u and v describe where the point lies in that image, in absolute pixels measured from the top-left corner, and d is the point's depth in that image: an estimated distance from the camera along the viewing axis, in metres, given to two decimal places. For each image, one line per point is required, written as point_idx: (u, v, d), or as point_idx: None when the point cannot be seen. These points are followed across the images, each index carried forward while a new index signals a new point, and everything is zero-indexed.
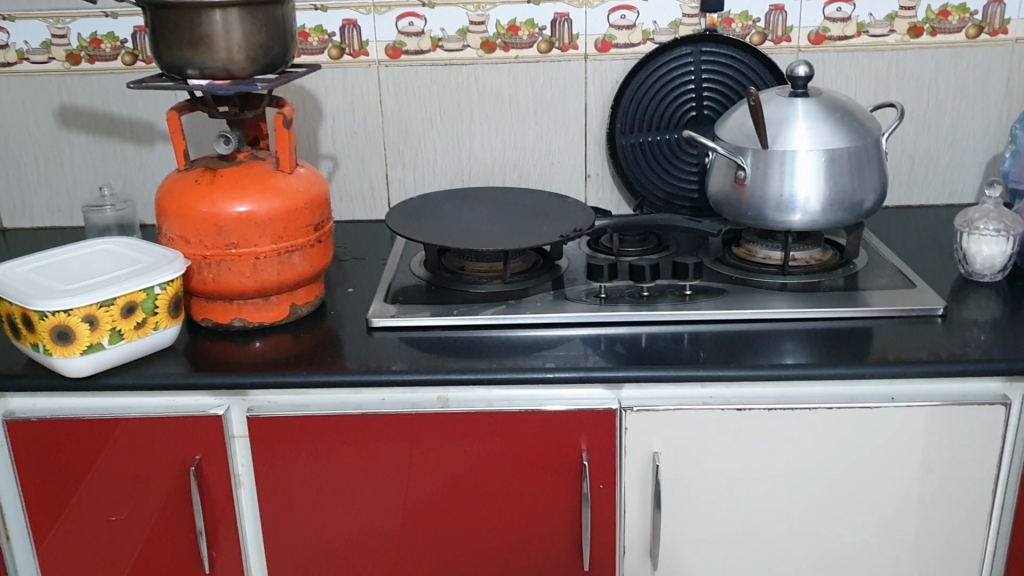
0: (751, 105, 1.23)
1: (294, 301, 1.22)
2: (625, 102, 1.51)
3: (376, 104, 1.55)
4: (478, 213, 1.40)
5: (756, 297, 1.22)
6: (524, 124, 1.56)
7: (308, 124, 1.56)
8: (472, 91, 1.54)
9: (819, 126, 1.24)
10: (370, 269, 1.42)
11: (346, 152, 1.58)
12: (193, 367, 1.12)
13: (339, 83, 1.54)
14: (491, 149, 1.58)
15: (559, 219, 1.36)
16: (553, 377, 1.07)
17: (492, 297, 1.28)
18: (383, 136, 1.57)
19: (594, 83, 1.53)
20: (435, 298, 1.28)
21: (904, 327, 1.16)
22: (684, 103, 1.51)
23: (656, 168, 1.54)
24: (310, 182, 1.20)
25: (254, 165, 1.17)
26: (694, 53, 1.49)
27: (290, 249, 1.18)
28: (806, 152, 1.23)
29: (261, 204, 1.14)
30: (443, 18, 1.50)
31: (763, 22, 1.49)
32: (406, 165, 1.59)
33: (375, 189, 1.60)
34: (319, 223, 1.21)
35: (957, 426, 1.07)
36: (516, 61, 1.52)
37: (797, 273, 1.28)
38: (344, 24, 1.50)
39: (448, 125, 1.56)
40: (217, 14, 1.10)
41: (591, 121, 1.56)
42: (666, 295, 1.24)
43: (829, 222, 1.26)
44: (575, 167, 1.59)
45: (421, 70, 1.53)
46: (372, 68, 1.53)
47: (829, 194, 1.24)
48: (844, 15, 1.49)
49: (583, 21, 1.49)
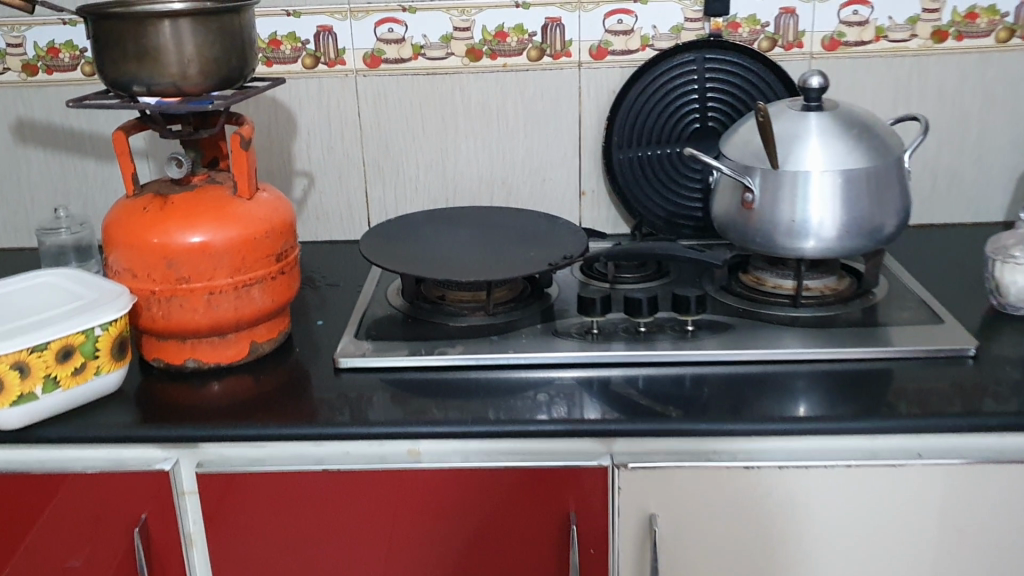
0: (758, 122, 1.11)
1: (254, 339, 1.11)
2: (622, 114, 1.40)
3: (354, 117, 1.44)
4: (461, 236, 1.28)
5: (764, 335, 1.11)
6: (513, 137, 1.44)
7: (282, 139, 1.46)
8: (456, 103, 1.43)
9: (834, 144, 1.13)
10: (345, 298, 1.31)
11: (323, 168, 1.47)
12: (141, 415, 1.02)
13: (314, 95, 1.43)
14: (478, 165, 1.46)
15: (549, 244, 1.24)
16: (536, 431, 0.97)
17: (476, 332, 1.17)
18: (362, 152, 1.46)
19: (589, 93, 1.42)
20: (412, 332, 1.17)
21: (931, 370, 1.05)
22: (687, 114, 1.39)
23: (656, 185, 1.42)
24: (272, 209, 1.09)
25: (209, 190, 1.06)
26: (698, 61, 1.37)
27: (249, 283, 1.06)
28: (821, 172, 1.12)
29: (215, 234, 1.03)
30: (425, 24, 1.39)
31: (772, 27, 1.38)
32: (386, 182, 1.48)
33: (354, 208, 1.50)
34: (282, 252, 1.09)
35: (990, 486, 0.95)
36: (504, 69, 1.40)
37: (811, 306, 1.17)
38: (319, 31, 1.39)
39: (431, 139, 1.45)
40: (167, 24, 0.98)
41: (585, 134, 1.44)
42: (666, 330, 1.13)
43: (844, 248, 1.15)
44: (569, 183, 1.47)
45: (401, 80, 1.42)
46: (349, 78, 1.42)
47: (845, 218, 1.13)
48: (861, 18, 1.37)
49: (577, 26, 1.38)
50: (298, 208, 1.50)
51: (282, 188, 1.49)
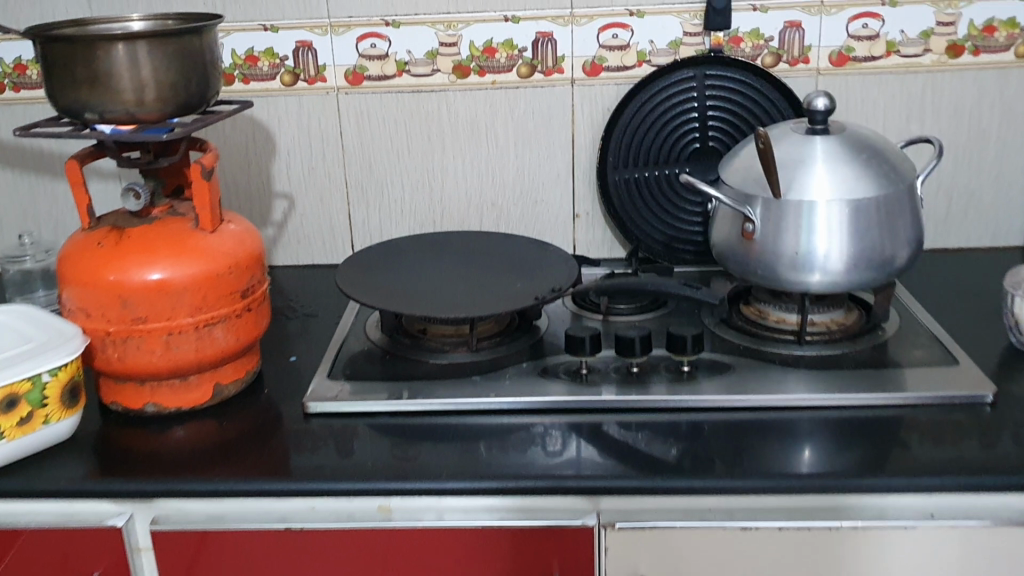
0: (759, 148, 1.04)
1: (218, 380, 1.04)
2: (618, 133, 1.32)
3: (336, 136, 1.37)
4: (445, 266, 1.21)
5: (765, 378, 1.03)
6: (503, 158, 1.37)
7: (260, 160, 1.38)
8: (443, 121, 1.35)
9: (841, 171, 1.05)
10: (323, 331, 1.24)
11: (304, 189, 1.40)
12: (93, 467, 0.95)
13: (293, 113, 1.36)
14: (467, 186, 1.39)
15: (538, 274, 1.17)
16: (518, 487, 0.89)
17: (457, 371, 1.09)
18: (345, 172, 1.39)
19: (583, 112, 1.34)
20: (390, 371, 1.10)
21: (946, 419, 0.97)
22: (687, 133, 1.32)
23: (654, 208, 1.34)
24: (237, 241, 1.02)
25: (169, 223, 0.99)
26: (697, 77, 1.29)
27: (211, 322, 0.99)
28: (827, 202, 1.04)
29: (173, 270, 0.96)
30: (410, 39, 1.31)
31: (776, 41, 1.30)
32: (370, 205, 1.40)
33: (336, 231, 1.42)
34: (248, 288, 1.02)
35: (1010, 550, 0.88)
36: (493, 87, 1.33)
37: (816, 344, 1.10)
38: (298, 46, 1.32)
39: (417, 159, 1.38)
40: (120, 48, 0.90)
41: (579, 154, 1.37)
42: (661, 371, 1.06)
43: (852, 283, 1.07)
44: (562, 205, 1.39)
45: (385, 97, 1.34)
46: (330, 95, 1.34)
47: (853, 250, 1.05)
48: (871, 32, 1.29)
49: (570, 41, 1.30)
50: (278, 231, 1.43)
51: (262, 210, 1.41)
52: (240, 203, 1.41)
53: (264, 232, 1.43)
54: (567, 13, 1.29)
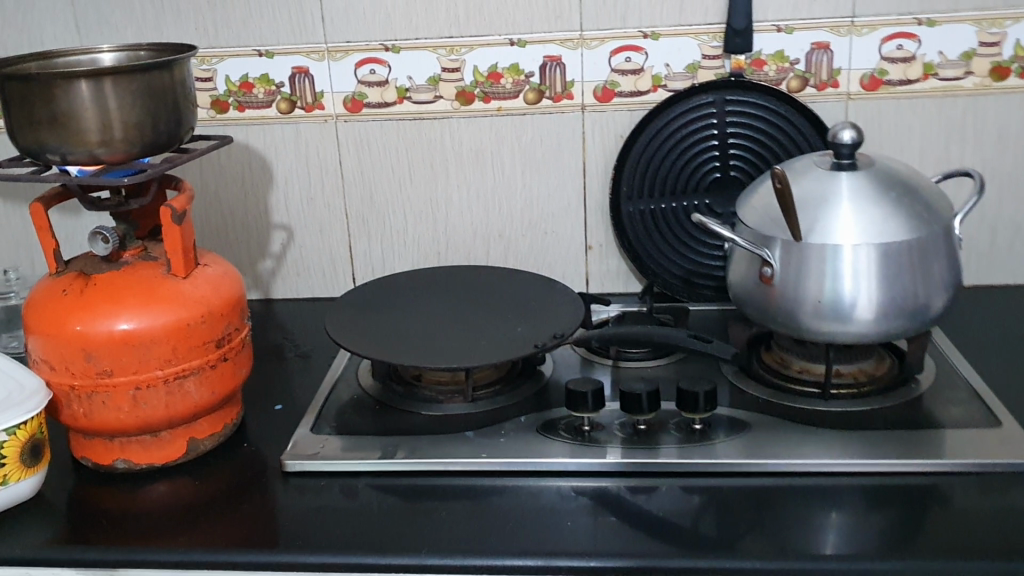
0: (776, 189, 0.97)
1: (193, 435, 0.97)
2: (632, 162, 1.23)
3: (335, 166, 1.30)
4: (442, 308, 1.13)
5: (786, 440, 0.94)
6: (510, 188, 1.29)
7: (256, 190, 1.32)
8: (446, 150, 1.28)
9: (869, 213, 0.97)
10: (315, 374, 1.17)
11: (302, 220, 1.33)
12: (54, 531, 0.88)
13: (290, 141, 1.29)
14: (473, 218, 1.31)
15: (540, 317, 1.08)
16: (508, 566, 0.82)
17: (450, 425, 1.00)
18: (344, 203, 1.31)
19: (594, 139, 1.26)
20: (381, 423, 1.02)
21: (987, 491, 0.87)
22: (707, 163, 1.23)
23: (671, 241, 1.25)
24: (213, 287, 0.95)
25: (139, 268, 0.92)
26: (717, 103, 1.21)
27: (183, 374, 0.92)
28: (853, 246, 0.96)
29: (141, 321, 0.89)
30: (411, 65, 1.24)
31: (802, 64, 1.21)
32: (371, 236, 1.33)
33: (336, 263, 1.35)
34: (223, 337, 0.95)
35: None
36: (499, 114, 1.25)
37: (842, 399, 1.01)
38: (294, 72, 1.26)
39: (419, 190, 1.30)
40: (81, 87, 0.84)
41: (591, 184, 1.28)
42: (671, 429, 0.97)
43: (882, 332, 0.98)
44: (573, 237, 1.30)
45: (386, 125, 1.27)
46: (329, 123, 1.28)
47: (882, 297, 0.97)
48: (906, 54, 1.20)
49: (579, 65, 1.22)
50: (277, 263, 1.36)
51: (259, 242, 1.35)
52: (236, 234, 1.34)
53: (262, 264, 1.36)
54: (576, 35, 1.21)
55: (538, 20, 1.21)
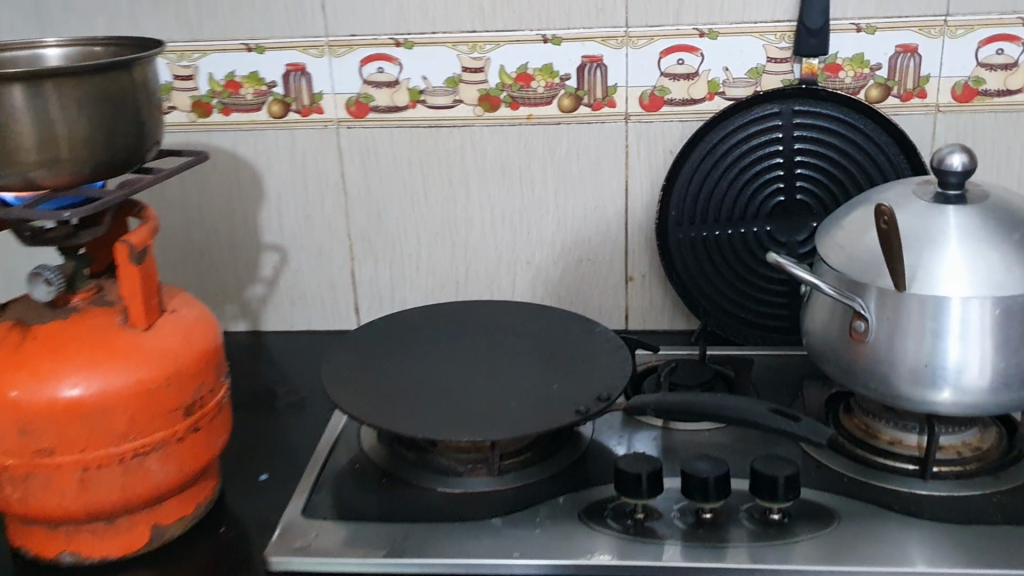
0: (880, 229, 0.79)
1: (157, 520, 0.80)
2: (684, 182, 1.06)
3: (336, 180, 1.12)
4: (463, 355, 0.95)
5: (884, 539, 0.77)
6: (540, 209, 1.11)
7: (245, 205, 1.14)
8: (467, 163, 1.10)
9: (984, 256, 0.80)
10: (311, 430, 0.99)
11: (298, 241, 1.15)
12: None
13: (283, 150, 1.11)
14: (496, 242, 1.13)
15: (580, 369, 0.91)
16: None
17: (471, 507, 0.84)
18: (347, 223, 1.13)
19: (640, 154, 1.08)
20: (390, 504, 0.85)
21: None
22: (769, 183, 1.06)
23: (727, 274, 1.08)
24: (183, 337, 0.78)
25: (93, 316, 0.76)
26: (785, 114, 1.03)
27: (144, 447, 0.75)
28: (967, 300, 0.78)
29: (93, 385, 0.72)
30: (426, 63, 1.06)
31: (885, 70, 1.03)
32: (377, 261, 1.15)
33: (337, 290, 1.17)
34: (194, 400, 0.78)
35: None
36: (528, 122, 1.08)
37: (944, 481, 0.84)
38: (288, 70, 1.08)
39: (434, 209, 1.12)
40: (15, 93, 0.66)
41: (634, 206, 1.10)
42: (743, 518, 0.80)
43: (997, 404, 0.80)
44: (612, 265, 1.13)
45: (396, 133, 1.09)
46: (329, 129, 1.10)
47: (1001, 364, 0.79)
48: (1007, 60, 1.02)
49: (624, 67, 1.05)
50: (268, 289, 1.18)
51: (248, 266, 1.17)
52: (221, 256, 1.16)
53: (251, 289, 1.18)
54: (621, 33, 1.03)
55: (577, 14, 1.03)
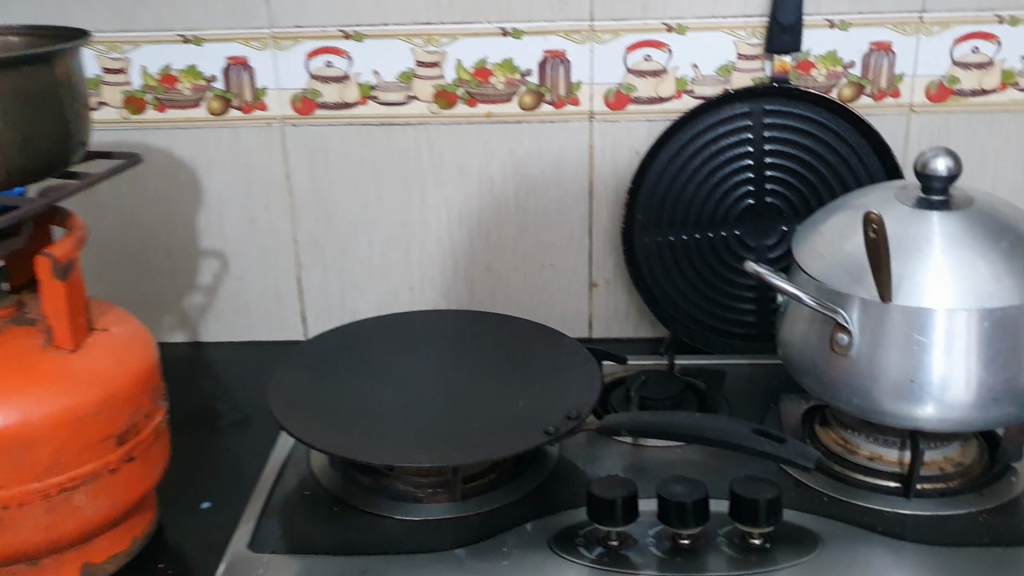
0: (868, 238, 0.76)
1: (86, 558, 0.73)
2: (650, 184, 1.01)
3: (282, 181, 1.05)
4: (420, 370, 0.89)
5: (869, 565, 0.73)
6: (499, 212, 1.05)
7: (182, 208, 1.06)
8: (421, 164, 1.04)
9: (972, 265, 0.76)
10: (256, 452, 0.92)
11: (241, 247, 1.08)
12: None
13: (224, 150, 1.04)
14: (453, 247, 1.07)
15: (546, 385, 0.85)
16: None
17: (430, 535, 0.78)
18: (293, 227, 1.07)
19: (604, 154, 1.03)
20: (344, 536, 0.79)
21: None
22: (738, 185, 1.02)
23: (695, 280, 1.03)
24: (116, 358, 0.71)
25: (14, 337, 0.68)
26: (755, 113, 0.99)
27: (72, 481, 0.68)
28: (955, 311, 0.74)
29: (15, 414, 0.64)
30: (378, 56, 1.00)
31: (858, 68, 0.99)
32: (326, 267, 1.08)
33: (282, 298, 1.10)
34: (129, 428, 0.71)
35: None
36: (486, 120, 1.02)
37: (927, 499, 0.80)
38: (229, 64, 1.00)
39: (387, 212, 1.06)
40: None
41: (598, 210, 1.05)
42: (722, 544, 0.75)
43: (985, 421, 0.77)
44: (574, 271, 1.07)
45: (345, 131, 1.02)
46: (274, 127, 1.03)
47: (989, 378, 0.75)
48: (982, 59, 0.99)
49: (588, 62, 0.99)
50: (208, 298, 1.10)
51: (185, 273, 1.09)
52: (157, 263, 1.08)
53: (190, 298, 1.10)
54: (586, 26, 0.98)
55: (539, 7, 0.97)
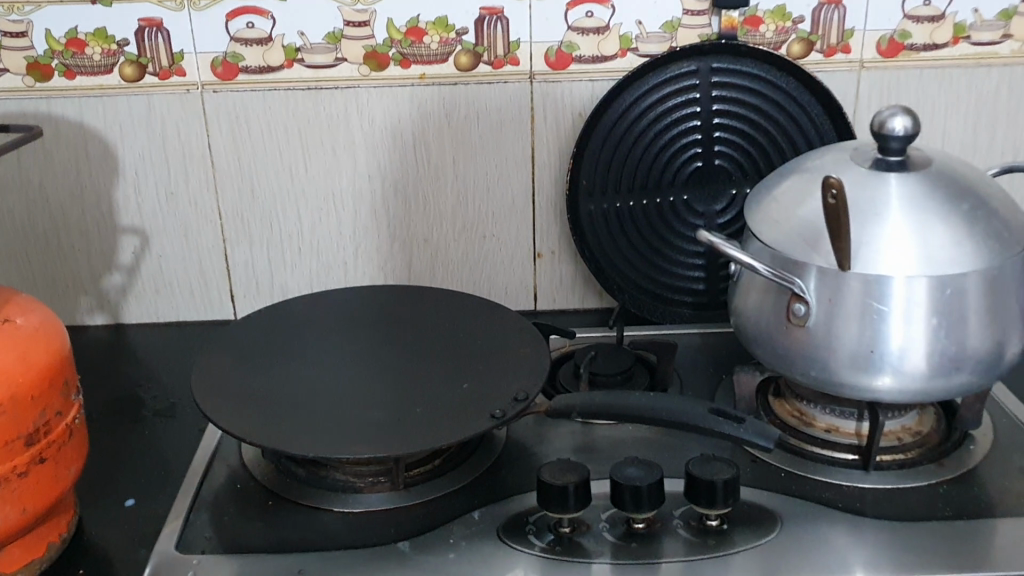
0: (828, 204, 0.71)
1: None
2: (595, 148, 0.96)
3: (203, 152, 0.98)
4: (356, 352, 0.85)
5: (830, 543, 0.70)
6: (436, 180, 1.00)
7: (96, 183, 0.99)
8: (352, 131, 0.98)
9: (933, 229, 0.73)
10: (184, 443, 0.87)
11: (161, 222, 1.01)
12: None
13: (139, 119, 0.97)
14: (388, 219, 1.01)
15: (492, 365, 0.81)
16: None
17: (373, 529, 0.74)
18: (217, 201, 1.00)
19: (545, 118, 0.98)
20: (280, 533, 0.74)
21: None
22: (685, 148, 0.98)
23: (642, 247, 1.00)
24: (19, 354, 0.65)
25: None
26: (702, 72, 0.95)
27: None
28: (915, 278, 0.71)
29: None
30: (302, 16, 0.93)
31: (808, 24, 0.95)
32: (253, 243, 1.02)
33: (208, 277, 1.04)
34: (36, 428, 0.66)
35: None
36: (420, 83, 0.96)
37: (887, 471, 0.77)
38: (141, 26, 0.93)
39: (318, 183, 1.00)
40: None
41: (541, 176, 1.00)
42: (678, 527, 0.72)
43: (944, 391, 0.74)
44: (516, 241, 1.03)
45: (270, 97, 0.96)
46: (193, 94, 0.96)
47: (950, 347, 0.72)
48: (934, 12, 0.95)
49: (527, 20, 0.94)
50: (129, 277, 1.04)
51: (103, 251, 1.02)
52: (71, 241, 1.01)
53: (109, 279, 1.03)
54: None
55: None
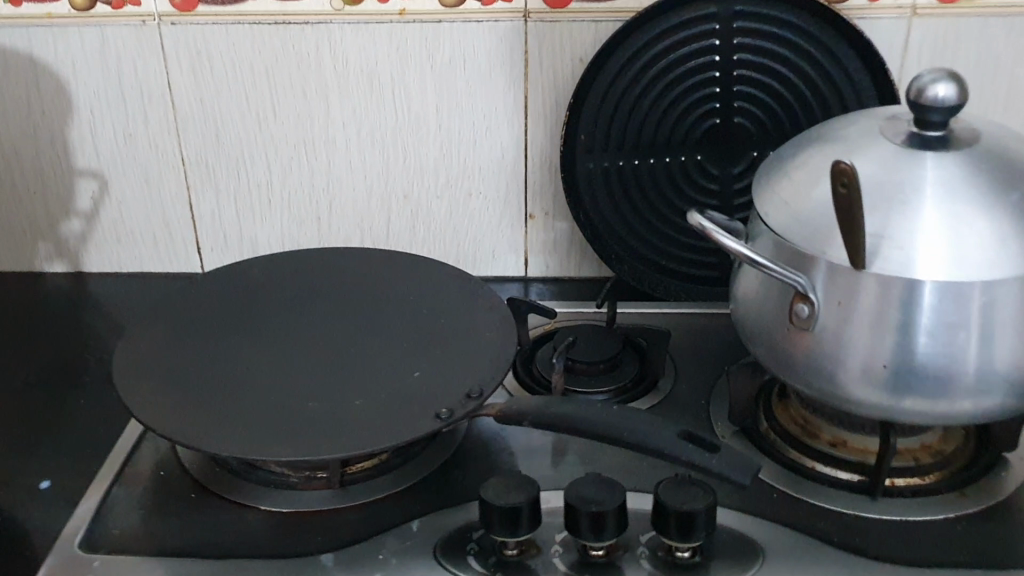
0: (837, 194, 0.59)
1: None
2: (596, 100, 0.84)
3: (163, 91, 0.89)
4: (304, 331, 0.76)
5: None
6: (418, 129, 0.90)
7: (50, 122, 0.91)
8: (327, 71, 0.87)
9: (971, 225, 0.60)
10: (121, 417, 0.80)
11: (120, 166, 0.93)
12: None
13: (92, 52, 0.87)
14: (364, 170, 0.92)
15: (450, 353, 0.72)
16: None
17: (299, 534, 0.66)
18: (180, 145, 0.91)
19: (541, 64, 0.86)
20: (197, 533, 0.66)
21: None
22: (700, 103, 0.86)
23: (646, 212, 0.88)
24: None
25: None
26: (722, 16, 0.82)
27: None
28: (941, 284, 0.59)
29: None
30: None
31: None
32: (220, 191, 0.94)
33: (171, 227, 0.96)
34: None
35: None
36: (400, 19, 0.85)
37: (896, 500, 0.66)
38: None
39: (290, 128, 0.90)
40: None
41: (534, 129, 0.89)
42: (643, 557, 0.62)
43: (969, 413, 0.63)
44: (506, 201, 0.93)
45: (235, 31, 0.86)
46: (149, 26, 0.86)
47: (978, 366, 0.60)
48: None
49: None
50: (88, 224, 0.96)
51: (60, 196, 0.94)
52: (25, 184, 0.94)
53: (67, 224, 0.96)
54: None
55: None
